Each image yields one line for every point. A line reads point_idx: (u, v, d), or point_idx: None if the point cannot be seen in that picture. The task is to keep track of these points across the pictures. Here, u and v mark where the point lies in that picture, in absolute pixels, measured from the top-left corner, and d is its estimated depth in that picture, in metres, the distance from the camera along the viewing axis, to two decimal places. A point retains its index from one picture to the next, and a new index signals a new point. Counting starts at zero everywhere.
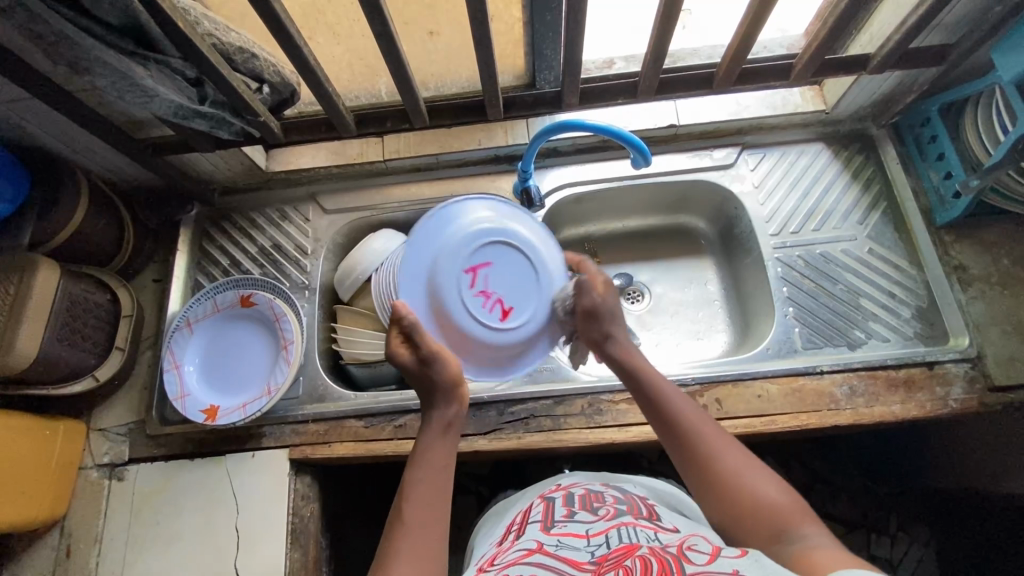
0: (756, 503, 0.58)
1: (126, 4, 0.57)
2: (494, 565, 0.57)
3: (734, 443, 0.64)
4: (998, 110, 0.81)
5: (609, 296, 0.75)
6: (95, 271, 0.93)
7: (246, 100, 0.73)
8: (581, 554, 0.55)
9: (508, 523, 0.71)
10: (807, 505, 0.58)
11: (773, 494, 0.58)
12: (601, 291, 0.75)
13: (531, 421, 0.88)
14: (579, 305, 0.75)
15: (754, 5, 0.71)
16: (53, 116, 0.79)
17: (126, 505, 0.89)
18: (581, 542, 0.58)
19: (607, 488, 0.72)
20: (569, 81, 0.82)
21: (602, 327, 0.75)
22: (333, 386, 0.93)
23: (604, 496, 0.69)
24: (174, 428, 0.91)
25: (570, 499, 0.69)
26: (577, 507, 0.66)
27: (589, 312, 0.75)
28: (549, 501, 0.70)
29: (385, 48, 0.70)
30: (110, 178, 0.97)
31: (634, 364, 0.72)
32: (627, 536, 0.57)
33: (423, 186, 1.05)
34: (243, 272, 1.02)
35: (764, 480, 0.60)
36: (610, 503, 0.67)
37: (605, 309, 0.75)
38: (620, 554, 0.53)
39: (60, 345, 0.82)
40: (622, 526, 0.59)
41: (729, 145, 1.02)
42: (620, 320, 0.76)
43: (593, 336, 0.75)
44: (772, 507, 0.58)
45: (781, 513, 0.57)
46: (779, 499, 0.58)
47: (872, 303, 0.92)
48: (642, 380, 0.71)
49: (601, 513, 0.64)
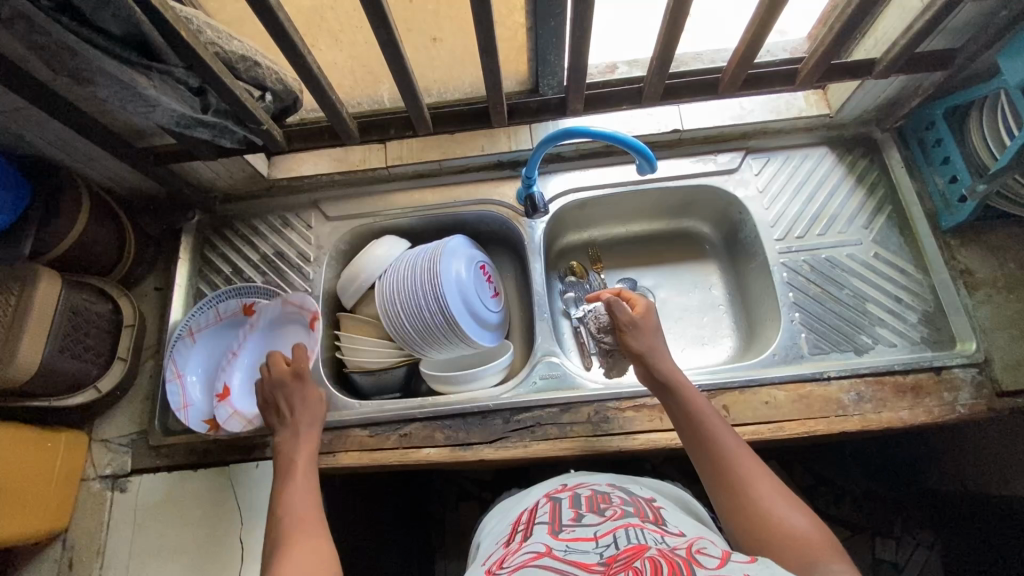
0: (780, 528, 0.59)
1: (128, 14, 0.56)
2: (503, 569, 0.56)
3: (766, 470, 0.65)
4: (1004, 115, 0.80)
5: (647, 317, 0.82)
6: (97, 280, 0.92)
7: (248, 108, 0.72)
8: (591, 556, 0.55)
9: (513, 522, 0.70)
10: (831, 537, 0.58)
11: (798, 523, 0.59)
12: (640, 312, 0.82)
13: (537, 430, 0.87)
14: (618, 320, 0.81)
15: (761, 10, 0.71)
16: (52, 125, 0.78)
17: (128, 516, 0.88)
18: (590, 545, 0.57)
19: (614, 490, 0.71)
20: (574, 87, 0.82)
21: (638, 342, 0.79)
22: (336, 394, 0.93)
23: (611, 497, 0.68)
24: (175, 438, 0.90)
25: (578, 500, 0.68)
26: (584, 510, 0.65)
27: (624, 328, 0.81)
28: (555, 502, 0.69)
29: (389, 57, 0.70)
30: (111, 186, 0.97)
31: (674, 380, 0.76)
32: (635, 537, 0.57)
33: (426, 193, 1.04)
34: (245, 280, 1.01)
35: (792, 509, 0.61)
36: (616, 505, 0.66)
37: (637, 326, 0.81)
38: (629, 554, 0.52)
39: (62, 356, 0.82)
40: (630, 527, 0.59)
41: (732, 150, 1.02)
42: (660, 335, 0.82)
43: (635, 348, 0.79)
44: (796, 534, 0.58)
45: (806, 541, 0.57)
46: (803, 529, 0.59)
47: (878, 308, 0.92)
48: (683, 399, 0.73)
49: (608, 515, 0.63)
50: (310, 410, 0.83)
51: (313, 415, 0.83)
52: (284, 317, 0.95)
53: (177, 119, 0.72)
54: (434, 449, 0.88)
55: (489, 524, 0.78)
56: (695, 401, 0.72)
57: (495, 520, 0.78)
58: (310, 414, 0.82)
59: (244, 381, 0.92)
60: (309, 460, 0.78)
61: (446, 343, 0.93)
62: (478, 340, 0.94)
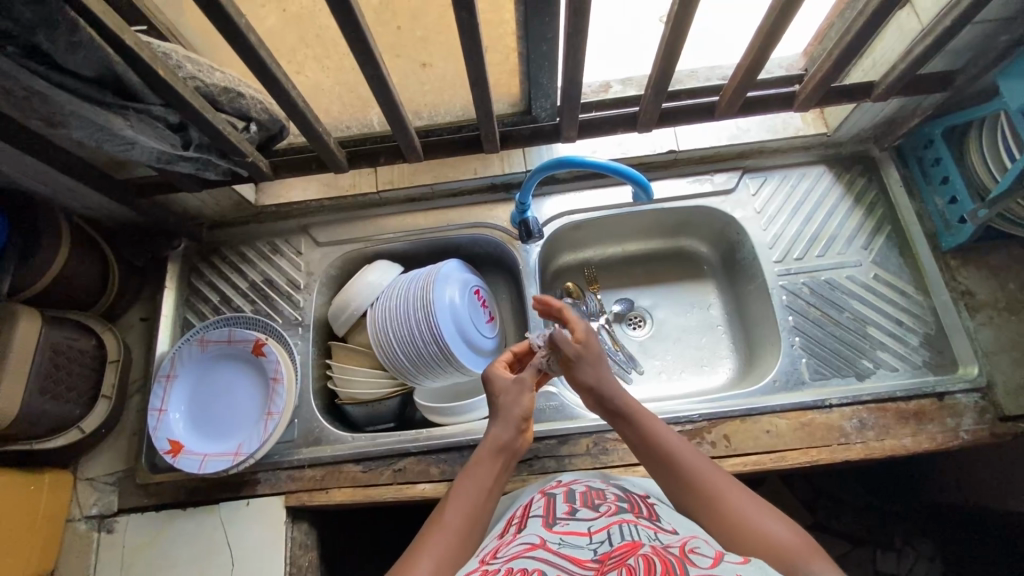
0: (762, 541, 0.55)
1: (101, 56, 0.53)
2: (495, 559, 0.53)
3: (738, 485, 0.61)
4: (1003, 135, 0.79)
5: (587, 340, 0.76)
6: (79, 315, 0.90)
7: (231, 142, 0.70)
8: (584, 551, 0.52)
9: (507, 518, 0.68)
10: (820, 547, 0.54)
11: (780, 534, 0.55)
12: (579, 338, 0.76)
13: (534, 463, 0.85)
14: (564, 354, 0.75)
15: (759, 38, 0.69)
16: (28, 160, 0.75)
17: (116, 559, 0.86)
18: (584, 540, 0.54)
19: (609, 486, 0.69)
20: (569, 112, 0.80)
21: (588, 371, 0.73)
22: (329, 428, 0.91)
23: (605, 493, 0.66)
24: (163, 476, 0.88)
25: (572, 495, 0.65)
26: (578, 504, 0.63)
27: (572, 361, 0.74)
28: (550, 497, 0.66)
29: (377, 90, 0.68)
30: (93, 216, 0.94)
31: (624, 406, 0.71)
32: (629, 533, 0.54)
33: (418, 217, 1.02)
34: (233, 308, 0.99)
35: (772, 521, 0.57)
36: (611, 500, 0.63)
37: (584, 357, 0.74)
38: (622, 551, 0.49)
39: (43, 399, 0.79)
40: (623, 523, 0.56)
41: (729, 170, 1.00)
42: (602, 362, 0.75)
43: (585, 383, 0.73)
44: (779, 545, 0.54)
45: (790, 552, 0.53)
46: (787, 539, 0.55)
47: (879, 331, 0.91)
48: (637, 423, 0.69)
49: (602, 510, 0.61)
50: (513, 400, 0.73)
51: (513, 413, 0.72)
52: (231, 357, 0.90)
53: (157, 155, 0.70)
54: (430, 484, 0.86)
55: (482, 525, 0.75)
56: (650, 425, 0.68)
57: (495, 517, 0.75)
58: (509, 411, 0.72)
59: (186, 428, 0.87)
60: (494, 460, 0.67)
61: (440, 372, 0.91)
62: (472, 368, 0.91)
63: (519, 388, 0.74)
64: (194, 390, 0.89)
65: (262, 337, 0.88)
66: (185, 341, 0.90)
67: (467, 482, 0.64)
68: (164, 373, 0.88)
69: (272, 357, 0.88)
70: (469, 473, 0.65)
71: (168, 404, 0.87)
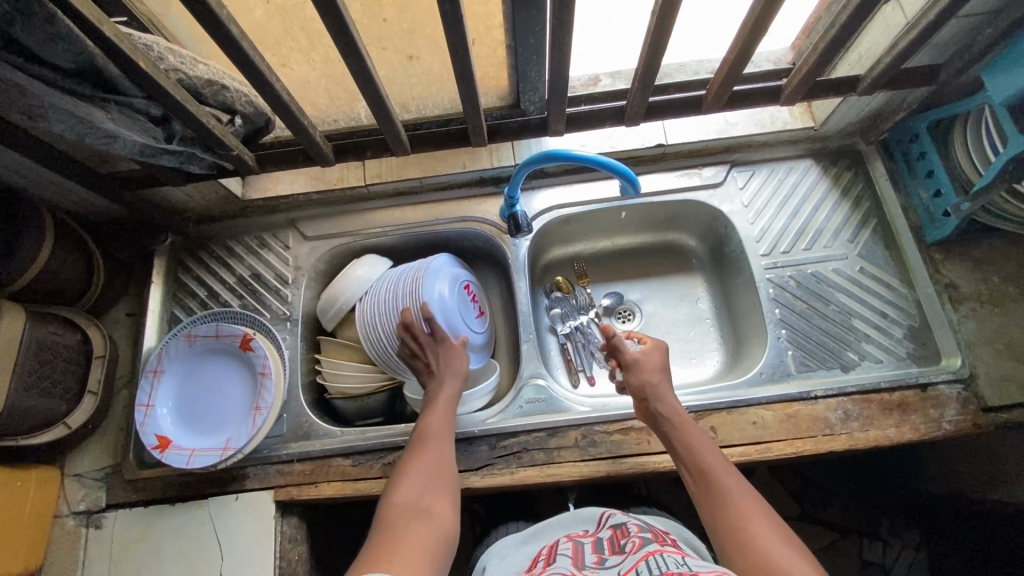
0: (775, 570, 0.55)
1: (80, 47, 0.53)
2: None
3: (767, 513, 0.62)
4: (987, 130, 0.79)
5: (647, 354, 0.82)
6: (64, 311, 0.89)
7: (216, 136, 0.69)
8: None
9: (533, 555, 0.72)
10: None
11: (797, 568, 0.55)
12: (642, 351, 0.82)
13: (523, 455, 0.86)
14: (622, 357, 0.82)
15: (744, 28, 0.69)
16: (10, 155, 0.74)
17: (104, 555, 0.86)
18: None
19: (631, 520, 0.72)
20: (555, 107, 0.80)
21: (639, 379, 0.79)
22: (317, 422, 0.91)
23: (628, 529, 0.69)
24: (151, 471, 0.88)
25: (600, 544, 0.67)
26: (607, 553, 0.64)
27: (629, 364, 0.81)
28: (578, 543, 0.68)
29: (362, 84, 0.67)
30: (78, 211, 0.93)
31: (671, 415, 0.76)
32: (658, 565, 0.55)
33: (407, 210, 1.02)
34: (221, 303, 0.98)
35: (793, 555, 0.57)
36: (635, 535, 0.66)
37: (639, 364, 0.81)
38: None
39: (28, 395, 0.78)
40: (651, 557, 0.57)
41: (717, 164, 1.01)
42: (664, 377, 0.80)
43: (637, 387, 0.79)
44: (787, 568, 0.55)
45: None
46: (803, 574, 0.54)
47: (864, 323, 0.92)
48: (678, 432, 0.74)
49: (628, 549, 0.62)
50: (451, 364, 0.85)
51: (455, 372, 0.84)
52: (215, 352, 0.90)
53: (140, 149, 0.69)
54: None
55: (491, 554, 0.78)
56: (692, 436, 0.73)
57: (502, 550, 0.79)
58: (456, 367, 0.85)
59: (174, 424, 0.86)
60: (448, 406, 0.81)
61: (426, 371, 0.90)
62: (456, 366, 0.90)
63: (452, 354, 0.86)
64: (177, 386, 0.89)
65: (252, 332, 0.88)
66: (171, 336, 0.89)
67: (439, 410, 0.80)
68: (151, 368, 0.87)
69: (260, 351, 0.87)
70: (437, 402, 0.81)
71: (155, 400, 0.86)
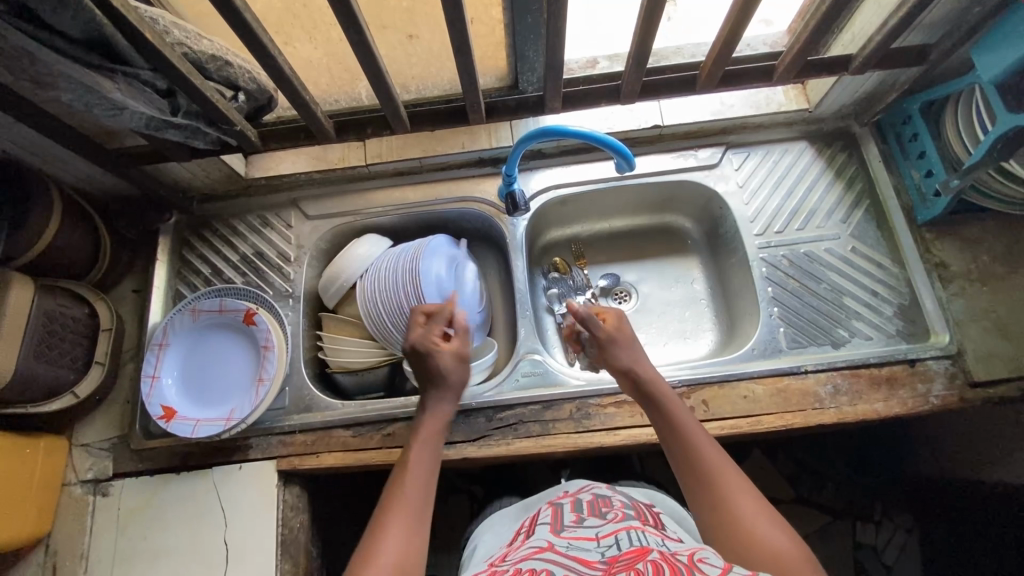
0: (762, 549, 0.58)
1: (88, 17, 0.55)
2: (506, 560, 0.57)
3: (750, 487, 0.64)
4: (977, 108, 0.80)
5: (620, 328, 0.82)
6: (71, 284, 0.91)
7: (219, 111, 0.71)
8: (592, 553, 0.54)
9: (516, 527, 0.74)
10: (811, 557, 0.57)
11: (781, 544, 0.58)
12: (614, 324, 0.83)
13: (519, 427, 0.88)
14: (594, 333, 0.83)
15: (736, 6, 0.70)
16: (19, 129, 0.76)
17: (112, 521, 0.88)
18: (592, 543, 0.57)
19: (614, 494, 0.73)
20: (552, 86, 0.80)
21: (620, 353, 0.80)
22: (319, 395, 0.93)
23: (612, 500, 0.70)
24: (157, 441, 0.90)
25: (580, 505, 0.69)
26: (586, 513, 0.66)
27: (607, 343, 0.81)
28: (558, 506, 0.70)
29: (361, 58, 0.68)
30: (85, 188, 0.95)
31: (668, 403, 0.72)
32: (637, 539, 0.56)
33: (407, 190, 1.04)
34: (224, 280, 1.00)
35: (770, 526, 0.60)
36: (617, 507, 0.67)
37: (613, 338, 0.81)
38: (631, 556, 0.51)
39: (38, 363, 0.81)
40: (631, 529, 0.59)
41: (712, 145, 1.02)
42: (635, 346, 0.81)
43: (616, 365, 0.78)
44: (776, 551, 0.57)
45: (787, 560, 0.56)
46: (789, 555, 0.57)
47: (855, 301, 0.93)
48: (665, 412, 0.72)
49: (609, 517, 0.64)
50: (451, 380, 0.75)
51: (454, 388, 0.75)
52: (215, 326, 0.92)
53: (145, 121, 0.71)
54: None
55: (485, 530, 0.81)
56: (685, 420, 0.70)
57: (495, 523, 0.81)
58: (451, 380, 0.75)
59: (179, 395, 0.89)
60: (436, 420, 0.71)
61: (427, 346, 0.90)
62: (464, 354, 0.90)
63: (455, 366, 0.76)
64: (180, 360, 0.91)
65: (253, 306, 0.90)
66: (176, 310, 0.91)
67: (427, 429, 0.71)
68: (157, 341, 0.90)
69: (262, 325, 0.90)
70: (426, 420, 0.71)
71: (161, 371, 0.89)
